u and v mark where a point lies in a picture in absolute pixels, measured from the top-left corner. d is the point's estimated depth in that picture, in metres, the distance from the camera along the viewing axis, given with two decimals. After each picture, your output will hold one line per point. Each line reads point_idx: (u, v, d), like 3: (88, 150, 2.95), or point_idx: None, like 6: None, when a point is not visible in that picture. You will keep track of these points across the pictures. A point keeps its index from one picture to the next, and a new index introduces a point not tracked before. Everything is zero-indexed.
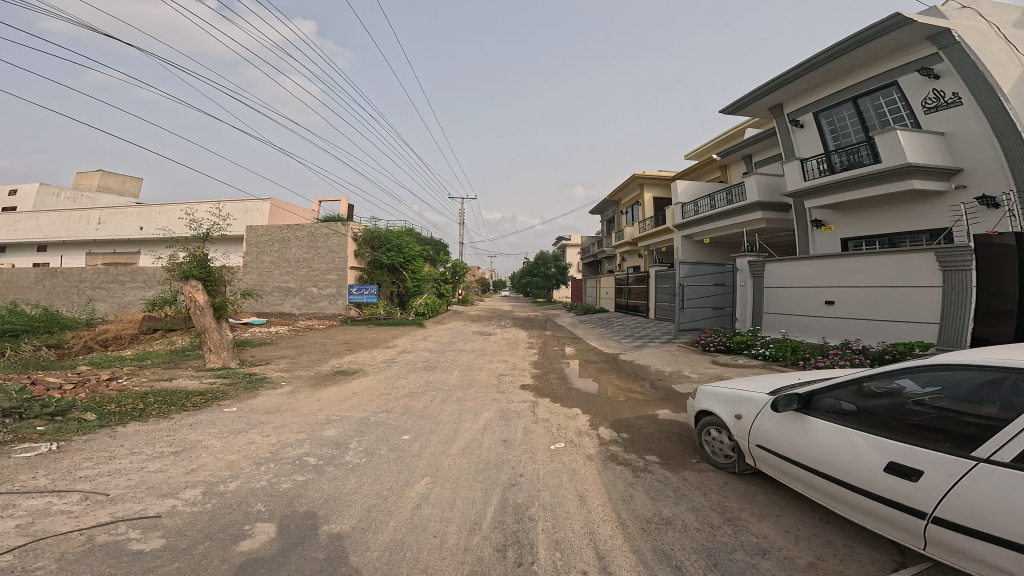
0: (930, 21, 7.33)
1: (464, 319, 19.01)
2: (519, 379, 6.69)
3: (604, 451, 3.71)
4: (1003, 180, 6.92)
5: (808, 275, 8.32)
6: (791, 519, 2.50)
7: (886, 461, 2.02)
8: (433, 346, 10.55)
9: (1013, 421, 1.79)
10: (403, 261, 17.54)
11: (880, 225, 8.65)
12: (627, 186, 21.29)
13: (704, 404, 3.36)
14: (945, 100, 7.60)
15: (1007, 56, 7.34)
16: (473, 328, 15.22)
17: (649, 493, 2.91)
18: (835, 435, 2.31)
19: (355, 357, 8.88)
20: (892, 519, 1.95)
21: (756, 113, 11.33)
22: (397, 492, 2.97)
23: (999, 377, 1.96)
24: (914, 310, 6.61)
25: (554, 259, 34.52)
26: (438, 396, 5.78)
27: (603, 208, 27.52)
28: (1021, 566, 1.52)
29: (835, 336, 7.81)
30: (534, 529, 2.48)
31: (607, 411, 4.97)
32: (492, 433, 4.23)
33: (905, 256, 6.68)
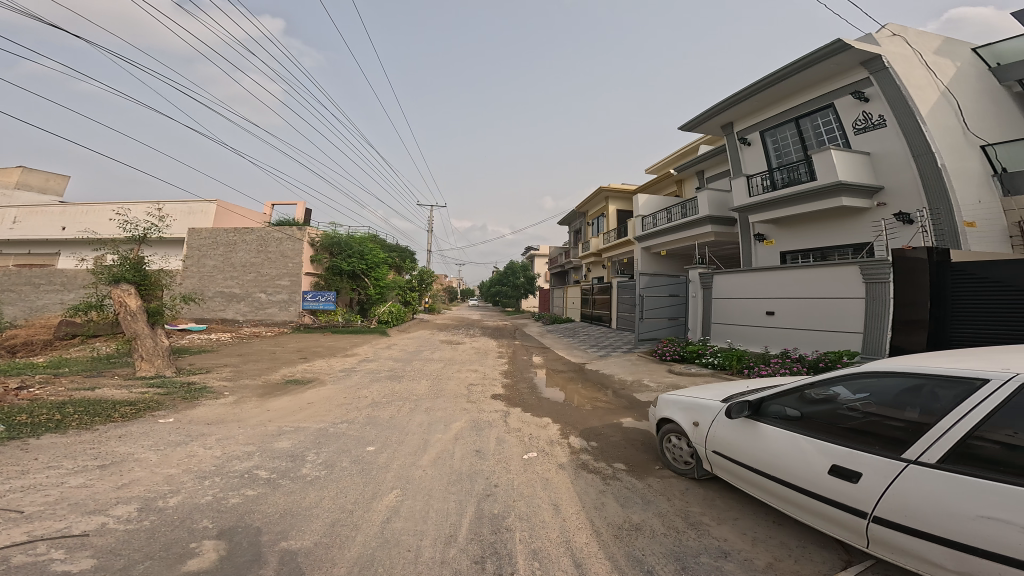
0: (864, 47, 8.01)
1: (429, 328, 18.68)
2: (489, 389, 6.66)
3: (575, 459, 3.75)
4: (917, 199, 7.69)
5: (751, 287, 8.82)
6: (748, 522, 2.62)
7: (829, 464, 2.16)
8: (398, 355, 10.32)
9: (935, 422, 1.97)
10: (365, 267, 17.07)
11: (814, 240, 9.31)
12: (593, 198, 21.92)
13: (664, 411, 3.47)
14: (872, 122, 8.34)
15: (927, 83, 7.98)
16: (441, 337, 15.04)
17: (619, 500, 2.97)
18: (783, 440, 2.45)
19: (310, 366, 8.53)
20: (839, 521, 2.08)
21: (710, 130, 11.99)
22: (364, 505, 2.87)
23: (918, 383, 2.15)
24: (843, 320, 7.12)
25: (523, 269, 34.79)
26: (402, 406, 5.64)
27: (571, 219, 28.07)
28: (957, 562, 1.66)
29: (775, 344, 8.28)
30: (511, 539, 2.46)
31: (577, 420, 5.03)
32: (463, 443, 4.17)
33: (834, 270, 7.23)
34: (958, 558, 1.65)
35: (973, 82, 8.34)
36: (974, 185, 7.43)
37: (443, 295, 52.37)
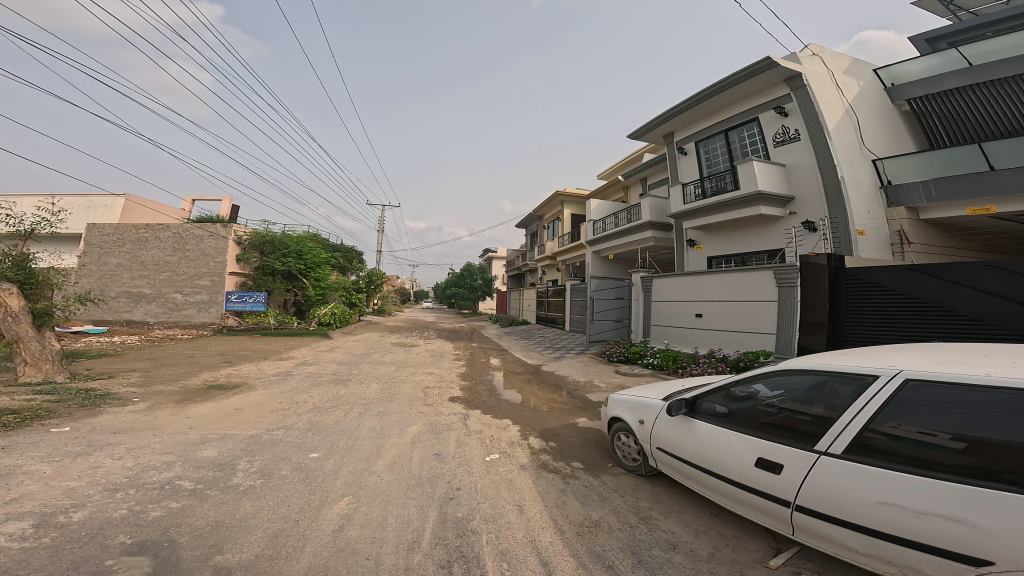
0: (788, 65, 8.63)
1: (378, 330, 18.03)
2: (446, 392, 6.56)
3: (535, 460, 3.79)
4: (821, 209, 8.50)
5: (685, 291, 9.38)
6: (693, 515, 2.77)
7: (756, 457, 2.35)
8: (342, 358, 9.89)
9: (837, 416, 2.18)
10: (302, 267, 16.04)
11: (738, 246, 10.12)
12: (549, 202, 22.35)
13: (614, 410, 3.60)
14: (789, 136, 9.11)
15: (834, 100, 8.67)
16: (392, 339, 14.59)
17: (579, 498, 3.03)
18: (715, 436, 2.63)
19: (236, 370, 7.93)
20: (765, 509, 2.26)
21: (654, 139, 12.69)
22: (311, 514, 2.72)
23: (822, 380, 2.37)
24: (759, 323, 7.69)
25: (481, 270, 34.60)
26: (349, 410, 5.40)
27: (528, 222, 28.31)
28: (864, 545, 1.86)
29: (703, 345, 8.84)
30: (478, 542, 2.44)
31: (535, 421, 5.07)
32: (422, 447, 4.08)
33: (751, 274, 7.84)
34: (865, 540, 1.86)
35: (871, 99, 9.06)
36: (865, 197, 8.23)
37: (393, 297, 50.95)
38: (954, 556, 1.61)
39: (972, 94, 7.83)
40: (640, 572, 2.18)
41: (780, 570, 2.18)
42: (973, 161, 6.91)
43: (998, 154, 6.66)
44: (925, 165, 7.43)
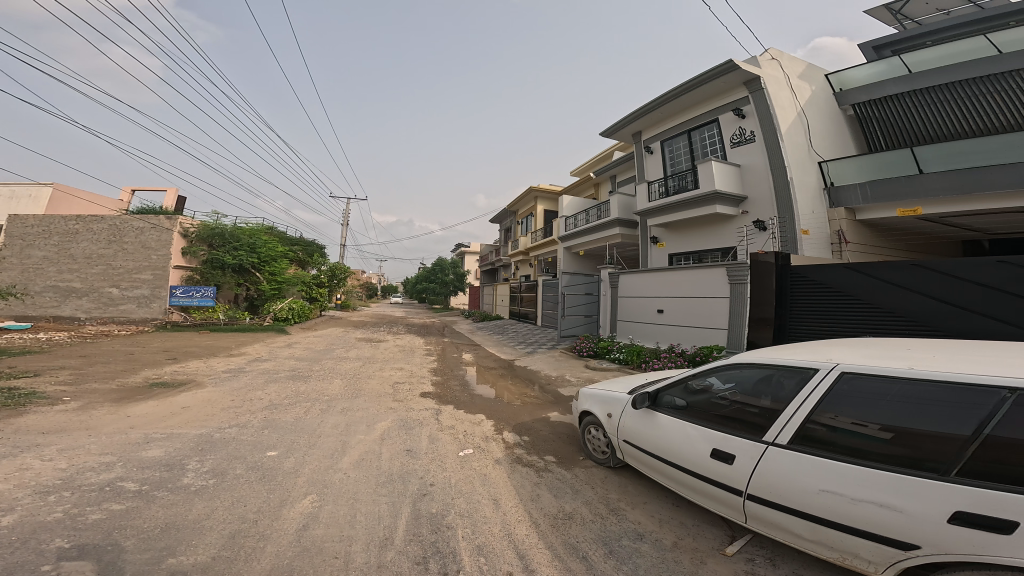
0: (748, 68, 8.87)
1: (341, 325, 17.49)
2: (416, 387, 6.47)
3: (510, 454, 3.80)
4: (770, 209, 8.88)
5: (649, 288, 9.67)
6: (656, 505, 2.86)
7: (711, 448, 2.45)
8: (302, 354, 9.55)
9: (783, 408, 2.30)
10: (256, 261, 15.20)
11: (696, 244, 10.48)
12: (523, 197, 22.40)
13: (584, 405, 3.67)
14: (745, 137, 9.41)
15: (788, 103, 8.98)
16: (358, 334, 14.21)
17: (552, 491, 3.08)
18: (675, 428, 2.73)
19: (182, 368, 7.49)
20: (720, 499, 2.37)
21: (624, 137, 12.95)
22: (271, 514, 2.62)
23: (770, 373, 2.49)
24: (713, 319, 7.98)
25: (453, 265, 34.27)
26: (311, 407, 5.23)
27: (502, 217, 28.23)
28: (809, 531, 1.99)
29: (664, 340, 9.14)
30: (453, 537, 2.43)
31: (509, 415, 5.08)
32: (392, 443, 4.00)
33: (706, 271, 8.13)
34: (809, 526, 1.99)
35: (822, 104, 9.44)
36: (810, 198, 8.61)
37: (359, 291, 49.64)
38: (885, 539, 1.75)
39: (911, 100, 8.38)
40: (611, 562, 2.24)
41: (735, 556, 2.29)
42: (905, 164, 7.39)
43: (928, 158, 7.16)
44: (864, 167, 7.89)
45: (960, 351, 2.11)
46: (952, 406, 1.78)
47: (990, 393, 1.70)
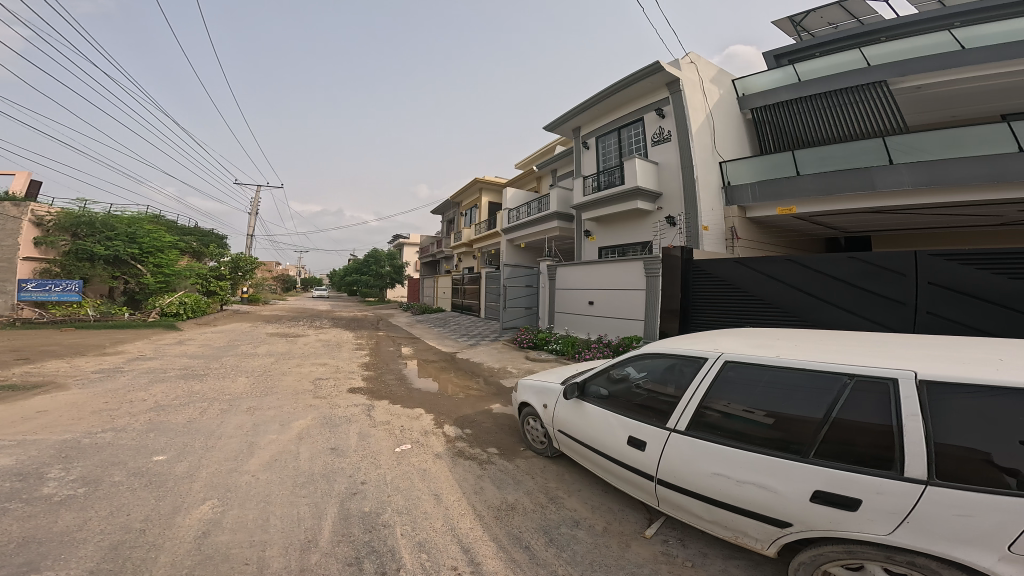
0: (670, 71, 9.51)
1: (252, 320, 15.93)
2: (344, 383, 6.09)
3: (451, 448, 3.73)
4: (679, 206, 9.64)
5: (582, 280, 10.12)
6: (589, 492, 2.98)
7: (627, 436, 2.62)
8: (197, 352, 8.50)
9: (682, 396, 2.49)
10: (137, 252, 13.34)
11: (621, 237, 11.17)
12: (466, 189, 22.24)
13: (523, 396, 3.75)
14: (664, 136, 10.11)
15: (700, 106, 9.77)
16: (272, 330, 13.03)
17: (495, 482, 3.08)
18: (599, 420, 2.87)
19: (41, 369, 6.33)
20: (635, 484, 2.54)
21: (563, 133, 13.40)
22: (162, 523, 2.31)
23: (673, 362, 2.68)
24: (634, 310, 8.55)
25: (388, 257, 32.91)
26: (209, 408, 4.67)
27: (444, 208, 27.77)
28: (706, 511, 2.18)
29: (594, 331, 9.62)
30: (391, 535, 2.34)
31: (450, 409, 4.98)
32: (316, 441, 3.74)
33: (628, 266, 8.70)
34: (706, 506, 2.19)
35: (728, 108, 10.41)
36: (711, 197, 9.46)
37: (273, 283, 45.55)
38: (764, 517, 1.97)
39: (797, 106, 9.49)
40: (553, 550, 2.29)
41: (654, 538, 2.45)
42: (786, 167, 8.43)
43: (804, 160, 8.25)
44: (756, 168, 8.87)
45: (826, 341, 2.42)
46: (811, 390, 2.04)
47: (836, 378, 1.98)
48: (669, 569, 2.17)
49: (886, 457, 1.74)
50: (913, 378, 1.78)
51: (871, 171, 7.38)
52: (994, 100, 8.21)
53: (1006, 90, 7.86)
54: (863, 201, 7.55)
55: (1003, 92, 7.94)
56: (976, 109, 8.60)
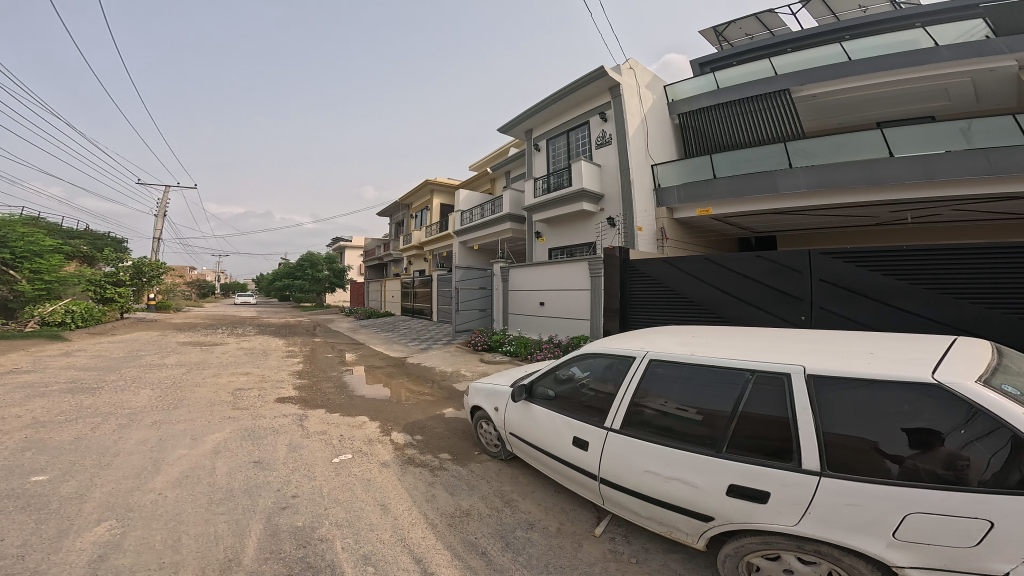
0: (612, 76, 10.00)
1: (162, 329, 14.29)
2: (273, 392, 5.62)
3: (399, 455, 3.57)
4: (618, 207, 10.17)
5: (532, 281, 10.28)
6: (543, 493, 2.97)
7: (572, 436, 2.67)
8: (87, 364, 7.42)
9: (618, 395, 2.57)
10: (14, 257, 11.23)
11: (569, 238, 11.54)
12: (417, 190, 21.85)
13: (474, 400, 3.69)
14: (607, 139, 10.60)
15: (637, 111, 10.38)
16: (186, 339, 11.73)
17: (447, 489, 2.99)
18: (546, 421, 2.89)
19: None
20: (580, 483, 2.60)
21: (515, 135, 13.60)
22: (45, 547, 2.08)
23: (612, 361, 2.75)
24: (581, 309, 8.82)
25: (328, 260, 31.22)
26: (103, 423, 4.08)
27: (392, 210, 27.00)
28: (642, 507, 2.26)
29: (545, 331, 9.82)
30: (330, 550, 2.21)
31: (398, 415, 4.77)
32: (243, 455, 3.41)
33: (574, 266, 8.94)
34: (642, 504, 2.26)
35: (659, 114, 11.13)
36: (645, 199, 10.04)
37: (187, 290, 41.27)
38: (691, 512, 2.07)
39: (716, 112, 10.30)
40: (509, 554, 2.26)
41: (602, 536, 2.49)
42: (704, 170, 9.02)
43: (721, 164, 8.82)
44: (682, 171, 9.38)
45: (750, 338, 2.57)
46: (723, 386, 2.17)
47: (740, 374, 2.13)
48: (618, 567, 2.21)
49: (787, 449, 1.89)
50: (803, 373, 1.96)
51: (775, 174, 8.08)
52: (874, 109, 9.44)
53: (883, 100, 9.07)
54: (768, 202, 8.25)
55: (880, 101, 9.16)
56: (860, 117, 9.85)
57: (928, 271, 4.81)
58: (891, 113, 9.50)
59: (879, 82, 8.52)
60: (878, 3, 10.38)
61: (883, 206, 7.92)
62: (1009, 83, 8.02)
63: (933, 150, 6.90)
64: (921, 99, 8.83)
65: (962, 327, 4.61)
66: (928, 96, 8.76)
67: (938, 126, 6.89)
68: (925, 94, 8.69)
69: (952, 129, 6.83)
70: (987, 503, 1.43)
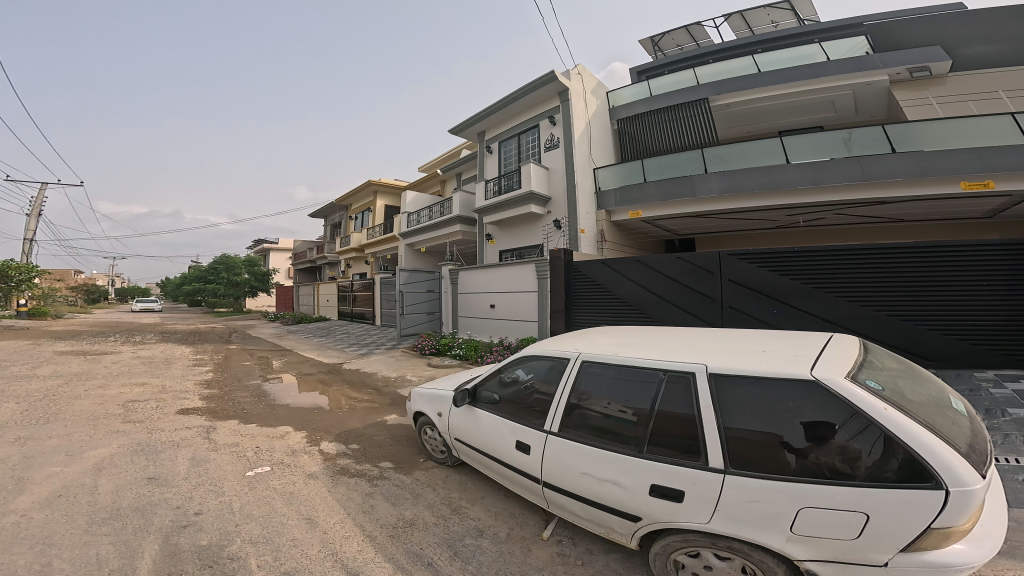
0: (562, 81, 10.37)
1: (37, 338, 12.18)
2: (179, 404, 4.99)
3: (332, 466, 3.32)
4: (564, 210, 10.58)
5: (482, 283, 10.26)
6: (493, 498, 2.90)
7: (515, 440, 2.65)
8: None
9: (557, 397, 2.59)
10: None
11: (518, 241, 11.74)
12: (357, 191, 21.01)
13: (417, 406, 3.55)
14: (555, 142, 10.96)
15: (583, 116, 10.85)
16: (67, 349, 10.09)
17: (389, 499, 2.82)
18: (490, 424, 2.86)
19: None
20: (523, 485, 2.60)
21: (467, 136, 13.61)
22: None
23: (555, 363, 2.74)
24: (529, 311, 8.92)
25: (249, 263, 28.72)
26: None
27: (328, 211, 25.63)
28: (579, 509, 2.30)
29: (494, 333, 9.84)
30: (243, 570, 2.03)
31: (331, 423, 4.45)
32: (141, 475, 2.99)
33: (522, 268, 9.02)
34: (579, 506, 2.30)
35: (601, 119, 11.68)
36: (587, 201, 10.48)
37: (75, 299, 35.88)
38: (621, 512, 2.13)
39: (648, 119, 11.01)
40: (457, 563, 2.18)
41: (550, 539, 2.48)
42: (637, 174, 9.57)
43: (650, 169, 9.41)
44: (619, 175, 9.90)
45: (678, 338, 2.71)
46: (646, 386, 2.26)
47: (655, 374, 2.24)
48: (565, 570, 2.20)
49: (696, 447, 1.99)
50: (705, 372, 2.08)
51: (693, 179, 8.73)
52: (776, 119, 10.58)
53: (783, 110, 10.19)
54: (689, 205, 8.88)
55: (781, 112, 10.31)
56: (764, 126, 10.98)
57: (815, 270, 5.47)
58: (788, 122, 10.70)
59: (782, 92, 9.56)
60: (786, 19, 11.77)
61: (780, 211, 8.93)
62: (882, 96, 9.39)
63: (822, 158, 7.84)
64: (814, 109, 10.05)
65: (843, 325, 5.31)
66: (819, 107, 9.99)
67: (826, 135, 7.84)
68: (816, 105, 9.89)
69: (837, 138, 7.77)
70: (868, 497, 1.60)
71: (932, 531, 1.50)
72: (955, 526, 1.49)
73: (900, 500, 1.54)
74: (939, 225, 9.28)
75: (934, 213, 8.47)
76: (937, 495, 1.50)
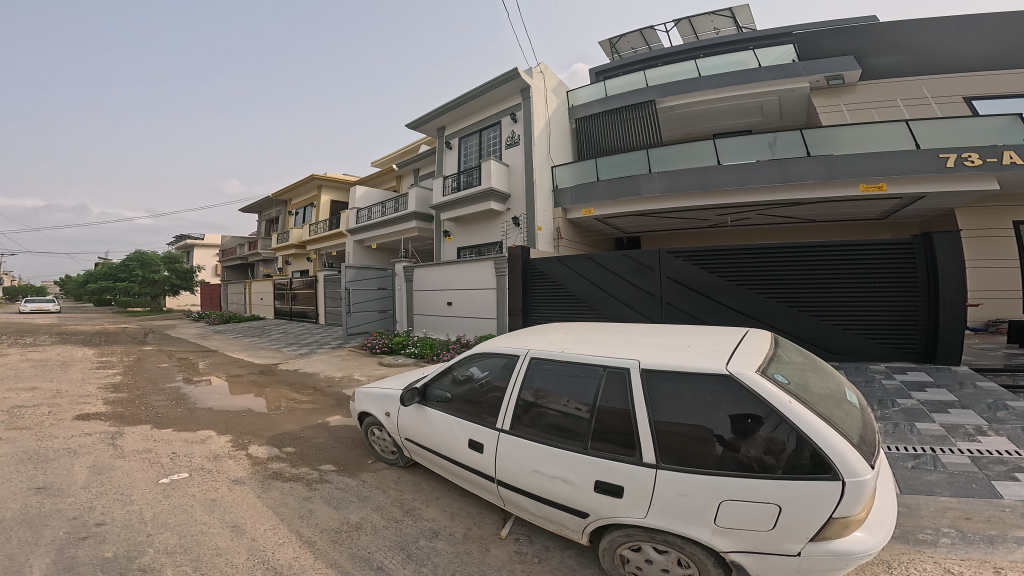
0: (524, 78, 10.51)
1: None
2: (78, 409, 4.40)
3: (262, 471, 3.08)
4: (522, 206, 10.65)
5: (437, 280, 10.08)
6: (448, 498, 2.82)
7: (468, 439, 2.61)
8: None
9: (507, 396, 2.57)
10: None
11: (477, 238, 11.71)
12: (299, 184, 19.87)
13: (363, 406, 3.39)
14: (516, 139, 11.04)
15: (543, 113, 11.04)
16: None
17: (331, 502, 2.66)
18: (441, 423, 2.79)
19: None
20: (476, 484, 2.57)
21: (427, 131, 13.42)
22: None
23: (508, 360, 2.71)
24: (487, 308, 8.88)
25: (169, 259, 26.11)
26: None
27: (264, 205, 24.01)
28: (530, 505, 2.31)
29: (451, 331, 9.72)
30: None
31: (262, 427, 4.12)
32: (26, 488, 2.59)
33: (479, 266, 8.97)
34: (530, 503, 2.31)
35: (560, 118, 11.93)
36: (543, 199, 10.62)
37: None
38: (568, 508, 2.16)
39: (602, 119, 11.44)
40: (410, 565, 2.10)
41: (507, 537, 2.45)
42: (591, 173, 9.91)
43: (603, 168, 9.76)
44: (576, 174, 10.19)
45: (623, 334, 2.78)
46: (591, 382, 2.30)
47: (596, 371, 2.30)
48: (521, 568, 2.18)
49: (632, 443, 2.06)
50: (638, 368, 2.17)
51: (638, 177, 9.16)
52: (715, 121, 11.34)
53: (721, 113, 10.95)
54: (636, 203, 9.31)
55: (719, 114, 11.05)
56: (704, 128, 11.72)
57: (741, 268, 5.90)
58: (725, 125, 11.51)
59: (721, 96, 10.26)
60: (727, 26, 12.80)
61: (712, 211, 9.61)
62: (803, 103, 10.42)
63: (749, 160, 8.53)
64: (747, 113, 10.88)
65: (764, 320, 5.78)
66: (751, 111, 10.83)
67: (754, 138, 8.55)
68: (749, 109, 10.74)
69: (763, 140, 8.50)
70: (782, 489, 1.72)
71: (832, 520, 1.65)
72: (852, 515, 1.65)
73: (807, 492, 1.68)
74: (849, 225, 10.37)
75: (844, 213, 9.40)
76: (834, 485, 1.66)
